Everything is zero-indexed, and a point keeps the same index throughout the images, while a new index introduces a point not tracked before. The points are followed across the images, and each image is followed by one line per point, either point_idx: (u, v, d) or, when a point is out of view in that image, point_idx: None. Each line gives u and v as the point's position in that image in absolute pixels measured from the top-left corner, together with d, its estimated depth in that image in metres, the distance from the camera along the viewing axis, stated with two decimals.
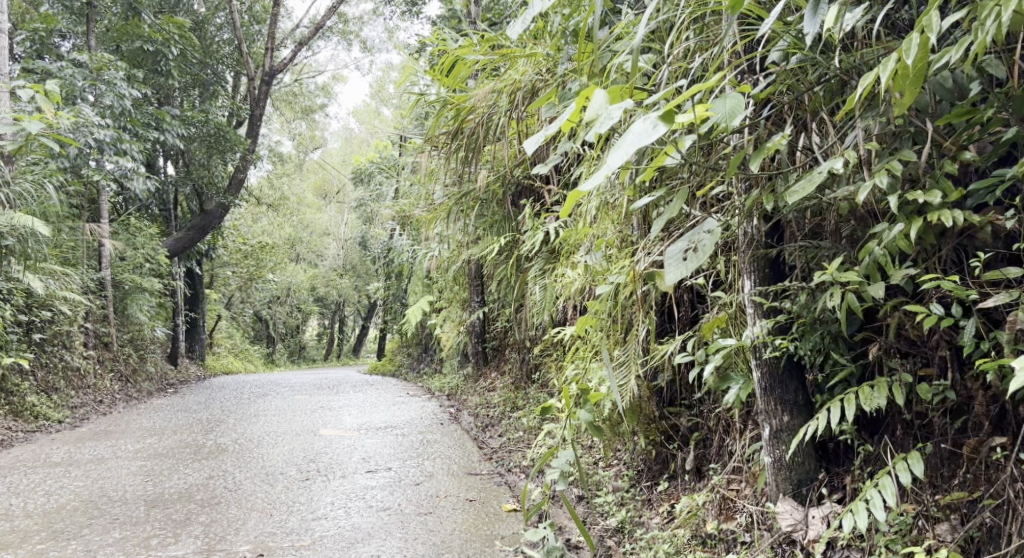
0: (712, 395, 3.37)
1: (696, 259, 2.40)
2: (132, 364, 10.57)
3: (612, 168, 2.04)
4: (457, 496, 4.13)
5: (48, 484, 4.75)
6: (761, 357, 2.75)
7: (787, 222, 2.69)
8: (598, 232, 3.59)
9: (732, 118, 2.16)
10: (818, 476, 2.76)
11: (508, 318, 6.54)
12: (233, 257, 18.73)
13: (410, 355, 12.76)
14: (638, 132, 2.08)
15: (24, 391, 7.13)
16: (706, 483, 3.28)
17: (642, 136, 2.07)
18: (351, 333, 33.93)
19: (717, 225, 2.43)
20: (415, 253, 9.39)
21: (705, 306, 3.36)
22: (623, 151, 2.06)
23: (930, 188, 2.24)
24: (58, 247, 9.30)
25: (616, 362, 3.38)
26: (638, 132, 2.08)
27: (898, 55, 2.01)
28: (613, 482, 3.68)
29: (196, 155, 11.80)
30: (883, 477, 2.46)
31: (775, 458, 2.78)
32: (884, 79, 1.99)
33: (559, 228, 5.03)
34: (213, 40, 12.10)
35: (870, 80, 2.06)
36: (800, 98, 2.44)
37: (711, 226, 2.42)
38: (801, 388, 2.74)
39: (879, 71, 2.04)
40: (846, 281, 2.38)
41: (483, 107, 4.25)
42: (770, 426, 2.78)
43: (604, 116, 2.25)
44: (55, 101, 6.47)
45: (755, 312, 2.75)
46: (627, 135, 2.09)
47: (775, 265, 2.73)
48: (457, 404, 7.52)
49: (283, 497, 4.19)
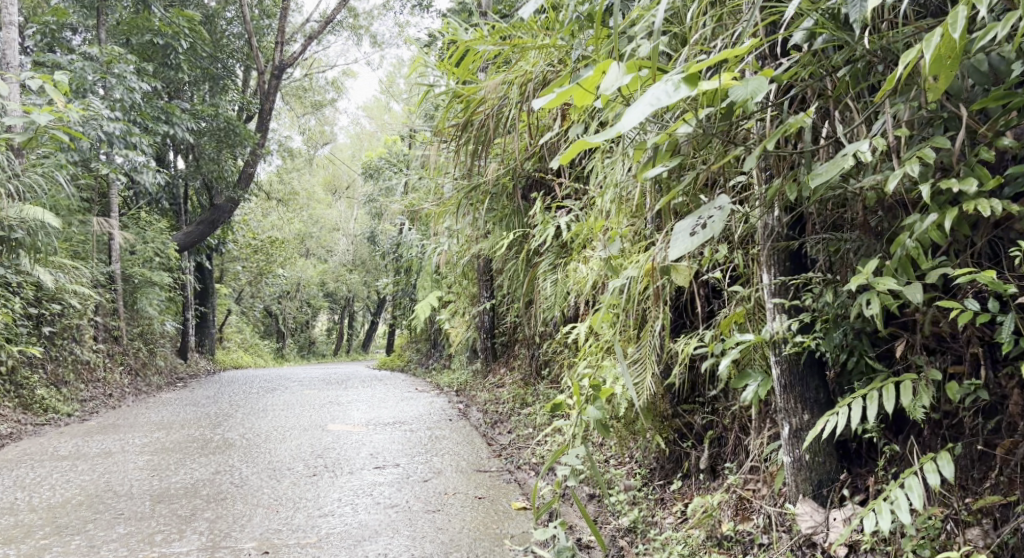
0: (727, 393, 3.30)
1: (707, 233, 2.28)
2: (142, 357, 10.56)
3: (632, 122, 1.96)
4: (466, 493, 4.06)
5: (53, 479, 4.70)
6: (781, 354, 2.66)
7: (809, 214, 2.61)
8: (613, 225, 3.52)
9: (754, 95, 2.08)
10: (838, 476, 2.68)
11: (518, 313, 6.47)
12: (243, 252, 18.73)
13: (419, 350, 12.72)
14: (658, 92, 2.01)
15: (33, 385, 7.10)
16: (721, 483, 3.21)
17: (663, 97, 2.01)
18: (361, 328, 33.99)
19: (729, 203, 2.33)
20: (424, 248, 9.34)
21: (721, 301, 3.27)
22: (642, 109, 1.98)
23: (964, 176, 2.15)
24: (69, 240, 9.27)
25: (631, 360, 3.31)
26: (658, 93, 2.02)
27: (942, 30, 1.91)
28: (625, 481, 3.60)
29: (206, 149, 11.76)
30: (910, 478, 2.32)
31: (794, 458, 2.69)
32: (930, 56, 1.88)
33: (570, 222, 4.96)
34: (223, 34, 12.03)
35: (912, 57, 1.95)
36: (823, 84, 2.36)
37: (723, 203, 2.32)
38: (822, 386, 2.65)
39: (923, 47, 1.93)
40: (878, 277, 2.29)
41: (493, 99, 4.24)
42: (789, 426, 2.69)
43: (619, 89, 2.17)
44: (64, 94, 6.43)
45: (775, 307, 2.67)
46: (647, 95, 2.01)
47: (795, 258, 2.65)
48: (465, 400, 7.46)
49: (290, 493, 4.14)
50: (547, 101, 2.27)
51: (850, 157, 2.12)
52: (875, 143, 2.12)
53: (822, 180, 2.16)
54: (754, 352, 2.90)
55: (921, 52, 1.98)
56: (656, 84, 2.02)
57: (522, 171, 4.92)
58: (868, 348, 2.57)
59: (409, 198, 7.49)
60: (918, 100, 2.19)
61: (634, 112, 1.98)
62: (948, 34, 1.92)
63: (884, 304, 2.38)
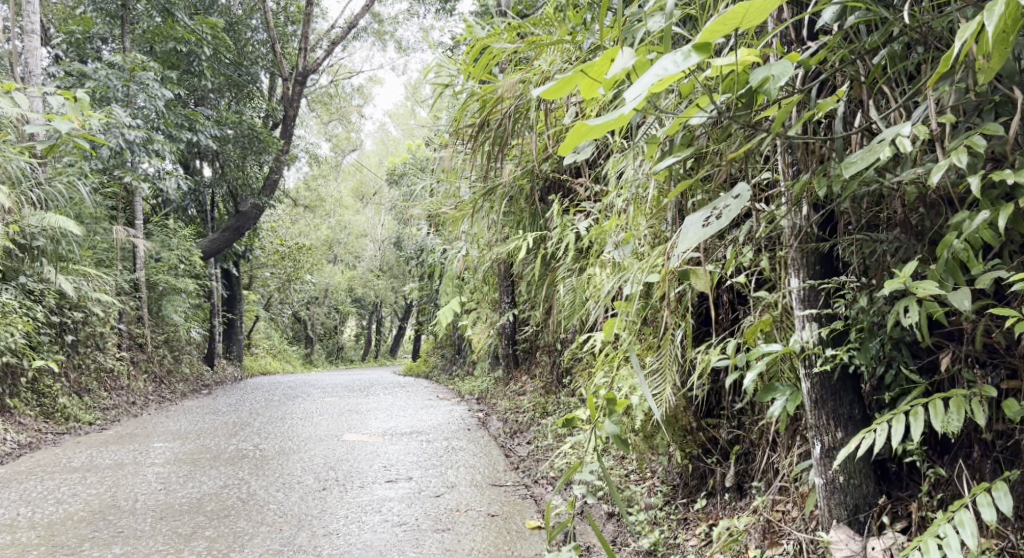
0: (755, 407, 3.07)
1: (718, 224, 2.00)
2: (166, 364, 10.50)
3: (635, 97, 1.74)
4: (478, 510, 3.89)
5: (60, 492, 4.58)
6: (811, 367, 2.43)
7: (840, 212, 2.38)
8: (631, 227, 3.33)
9: (776, 76, 1.87)
10: (877, 501, 2.45)
11: (538, 319, 6.27)
12: (272, 259, 18.63)
13: (443, 356, 12.55)
14: (665, 64, 1.79)
15: (55, 393, 7.00)
16: (747, 503, 3.01)
17: (670, 68, 1.78)
18: (389, 334, 33.94)
19: (748, 192, 2.04)
20: (445, 252, 9.16)
21: (745, 309, 3.06)
22: (645, 81, 1.76)
23: (1020, 167, 1.92)
24: (93, 248, 9.18)
25: (649, 370, 3.10)
26: (666, 65, 1.79)
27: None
28: (645, 499, 3.40)
29: (231, 156, 11.59)
30: (961, 511, 2.08)
31: (826, 479, 2.45)
32: (992, 30, 1.63)
33: (589, 225, 4.74)
34: (248, 41, 11.86)
35: (973, 30, 1.70)
36: (857, 69, 2.14)
37: (740, 191, 2.04)
38: (857, 401, 2.41)
39: (985, 18, 1.67)
40: (923, 285, 2.05)
41: (511, 98, 3.95)
42: (821, 445, 2.45)
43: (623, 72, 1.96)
44: (85, 106, 6.21)
45: (804, 316, 2.44)
46: (653, 67, 1.79)
47: (826, 262, 2.42)
48: (486, 408, 7.28)
49: (296, 509, 3.99)
50: (548, 93, 2.07)
51: (887, 143, 1.90)
52: (917, 129, 1.89)
53: (853, 167, 1.94)
54: (781, 363, 2.67)
55: (981, 23, 1.72)
56: (664, 56, 1.80)
57: (540, 172, 4.72)
58: (908, 361, 2.35)
59: (428, 201, 7.29)
60: (967, 82, 1.96)
61: (638, 84, 1.77)
62: (1013, 4, 1.66)
63: (929, 313, 2.15)
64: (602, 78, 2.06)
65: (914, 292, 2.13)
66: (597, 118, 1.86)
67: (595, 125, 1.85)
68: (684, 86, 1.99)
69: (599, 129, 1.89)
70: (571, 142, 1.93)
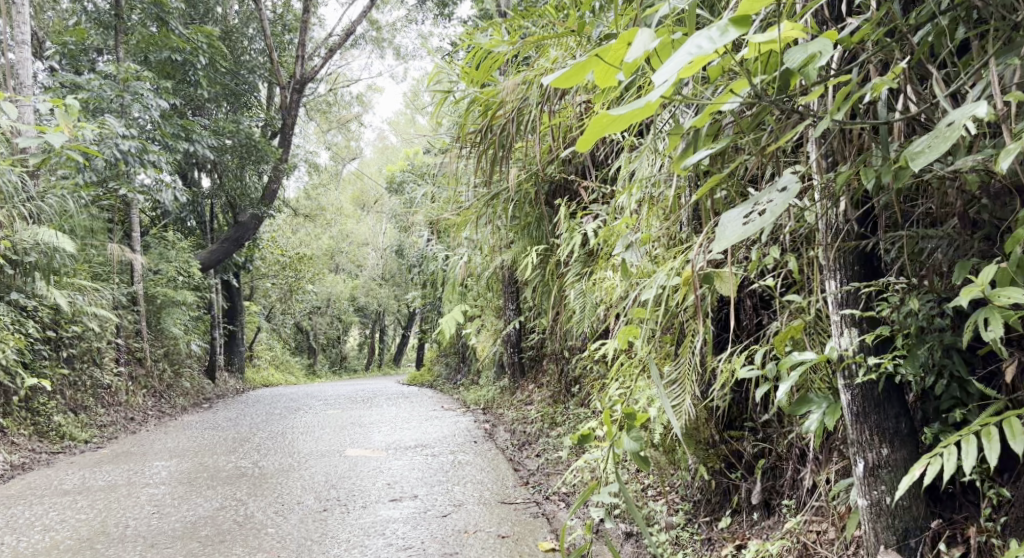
0: (782, 419, 2.88)
1: (763, 219, 1.73)
2: (166, 380, 10.28)
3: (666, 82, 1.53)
4: (488, 531, 3.68)
5: (49, 518, 4.37)
6: (852, 378, 2.22)
7: (882, 207, 2.17)
8: (647, 227, 3.13)
9: (821, 52, 1.65)
10: (930, 526, 2.24)
11: (545, 326, 6.07)
12: (268, 267, 17.50)
13: (447, 365, 12.36)
14: (701, 40, 1.57)
15: (49, 412, 6.79)
16: (777, 523, 2.81)
17: (705, 45, 1.57)
18: (392, 342, 33.71)
19: (794, 184, 1.79)
20: (447, 258, 8.97)
21: (772, 314, 2.87)
22: (677, 62, 1.55)
23: None
24: (88, 262, 8.95)
25: (668, 381, 2.91)
26: (700, 42, 1.58)
27: None
28: (666, 518, 3.19)
29: (229, 167, 11.41)
30: None
31: (871, 501, 2.23)
32: None
33: (598, 228, 4.53)
34: (245, 50, 11.66)
35: None
36: (899, 50, 1.92)
37: (785, 184, 1.79)
38: (903, 414, 2.21)
39: None
40: (1006, 292, 1.82)
41: (513, 101, 3.73)
42: (864, 462, 2.23)
43: (645, 53, 1.74)
44: (75, 116, 5.94)
45: (842, 321, 2.22)
46: (685, 46, 1.58)
47: (865, 262, 2.21)
48: (493, 419, 7.07)
49: (297, 533, 3.79)
50: (560, 81, 1.85)
51: (959, 129, 1.59)
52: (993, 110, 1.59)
53: (921, 157, 1.62)
54: (812, 373, 2.48)
55: None
56: (696, 34, 1.59)
57: (544, 175, 4.53)
58: (962, 369, 2.18)
59: (430, 208, 7.06)
60: None
61: (667, 66, 1.56)
62: None
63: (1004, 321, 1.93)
64: (620, 62, 1.85)
65: (991, 300, 1.89)
66: (619, 108, 1.66)
67: (618, 114, 1.65)
68: (712, 69, 1.77)
69: (623, 120, 1.69)
70: (591, 137, 1.72)
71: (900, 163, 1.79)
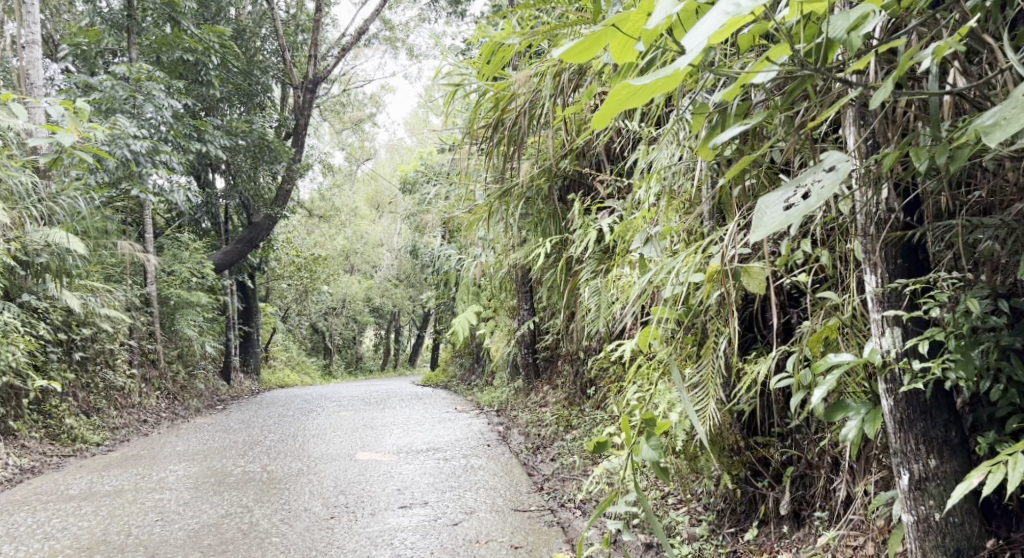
0: (813, 424, 2.71)
1: (815, 198, 1.54)
2: (180, 381, 10.14)
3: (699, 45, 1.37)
4: (500, 541, 3.52)
5: (51, 526, 4.24)
6: (896, 383, 2.05)
7: (928, 193, 2.01)
8: (668, 223, 2.98)
9: (869, 15, 1.49)
10: (985, 544, 2.06)
11: (560, 327, 5.90)
12: (286, 271, 17.58)
13: (462, 366, 12.20)
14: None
15: (61, 414, 6.68)
16: (808, 536, 2.64)
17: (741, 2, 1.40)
18: (407, 342, 33.58)
19: (842, 161, 1.61)
20: (460, 258, 8.81)
21: (801, 311, 2.71)
22: (711, 21, 1.39)
23: None
24: (100, 263, 8.83)
25: (690, 384, 2.75)
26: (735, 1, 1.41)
27: None
28: (689, 529, 3.00)
29: (241, 167, 11.30)
30: None
31: (917, 516, 2.05)
32: None
33: (613, 224, 4.37)
34: (258, 50, 11.51)
35: None
36: (952, 20, 1.75)
37: (834, 162, 1.60)
38: (953, 422, 2.05)
39: None
40: None
41: (525, 94, 3.57)
42: (910, 474, 2.06)
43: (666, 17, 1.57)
44: (85, 115, 5.81)
45: (883, 318, 2.07)
46: (719, 5, 1.42)
47: (910, 254, 2.06)
48: (506, 421, 6.92)
49: (302, 542, 3.64)
50: (571, 54, 1.67)
51: None
52: None
53: (998, 129, 1.45)
54: (847, 377, 2.32)
55: None
56: None
57: (558, 170, 4.38)
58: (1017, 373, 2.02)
59: (441, 207, 6.92)
60: None
61: (700, 28, 1.40)
62: None
63: None
64: (637, 33, 1.67)
65: None
66: (642, 78, 1.49)
67: (641, 83, 1.47)
68: (743, 38, 1.60)
69: (644, 91, 1.51)
70: (607, 112, 1.54)
71: (961, 142, 1.62)
